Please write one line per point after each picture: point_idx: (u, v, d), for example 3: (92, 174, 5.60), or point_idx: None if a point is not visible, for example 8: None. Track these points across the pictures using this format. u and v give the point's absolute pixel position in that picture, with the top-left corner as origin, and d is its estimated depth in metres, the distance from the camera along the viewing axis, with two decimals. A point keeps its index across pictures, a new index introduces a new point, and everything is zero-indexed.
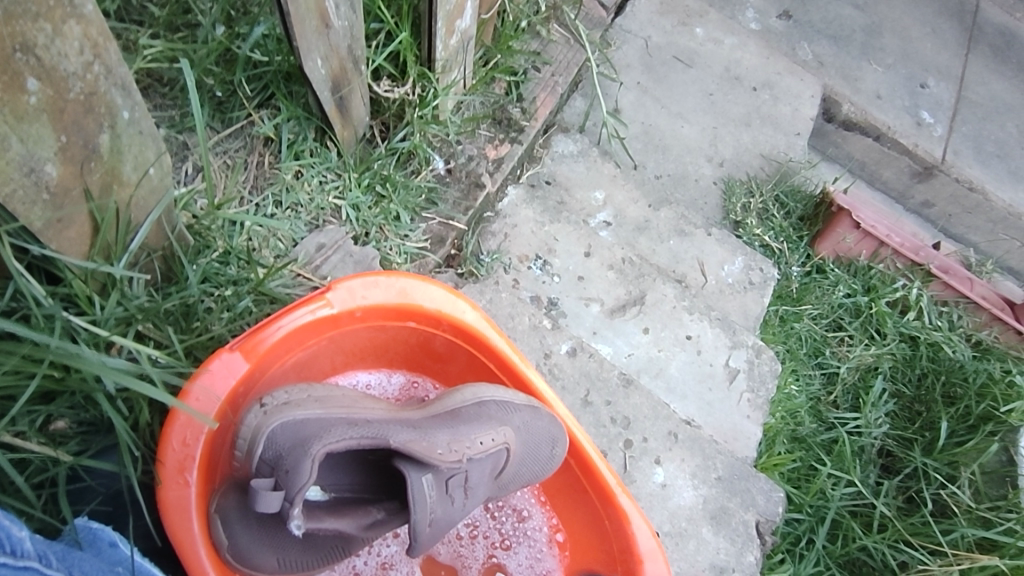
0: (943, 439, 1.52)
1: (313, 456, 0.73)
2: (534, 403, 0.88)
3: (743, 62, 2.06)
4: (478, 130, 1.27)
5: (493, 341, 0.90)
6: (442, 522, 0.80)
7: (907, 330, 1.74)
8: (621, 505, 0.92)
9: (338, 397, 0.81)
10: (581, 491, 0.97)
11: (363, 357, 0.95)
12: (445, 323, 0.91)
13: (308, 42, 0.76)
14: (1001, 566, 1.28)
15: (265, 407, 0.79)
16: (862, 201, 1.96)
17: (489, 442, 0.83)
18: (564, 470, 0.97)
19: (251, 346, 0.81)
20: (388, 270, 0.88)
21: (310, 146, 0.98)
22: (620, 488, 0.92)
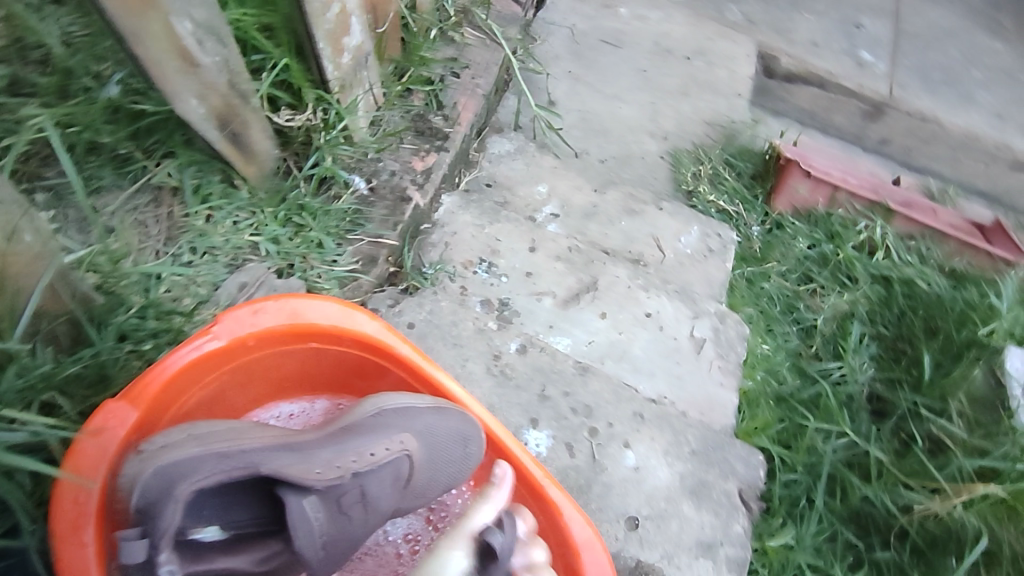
0: (929, 373, 1.49)
1: (179, 502, 0.65)
2: (438, 404, 0.83)
3: (672, 36, 2.08)
4: (401, 144, 1.24)
5: (400, 352, 0.84)
6: (338, 543, 0.75)
7: (878, 270, 1.70)
8: (552, 497, 0.86)
9: (227, 430, 0.72)
10: (518, 492, 0.91)
11: (267, 387, 0.89)
12: (347, 338, 0.85)
13: (173, 83, 0.76)
14: (1000, 493, 1.23)
15: (142, 453, 0.67)
16: (811, 151, 1.95)
17: (383, 452, 0.78)
18: (497, 472, 0.91)
19: (137, 389, 0.73)
20: (275, 294, 0.82)
21: (218, 188, 0.96)
22: (548, 479, 0.87)
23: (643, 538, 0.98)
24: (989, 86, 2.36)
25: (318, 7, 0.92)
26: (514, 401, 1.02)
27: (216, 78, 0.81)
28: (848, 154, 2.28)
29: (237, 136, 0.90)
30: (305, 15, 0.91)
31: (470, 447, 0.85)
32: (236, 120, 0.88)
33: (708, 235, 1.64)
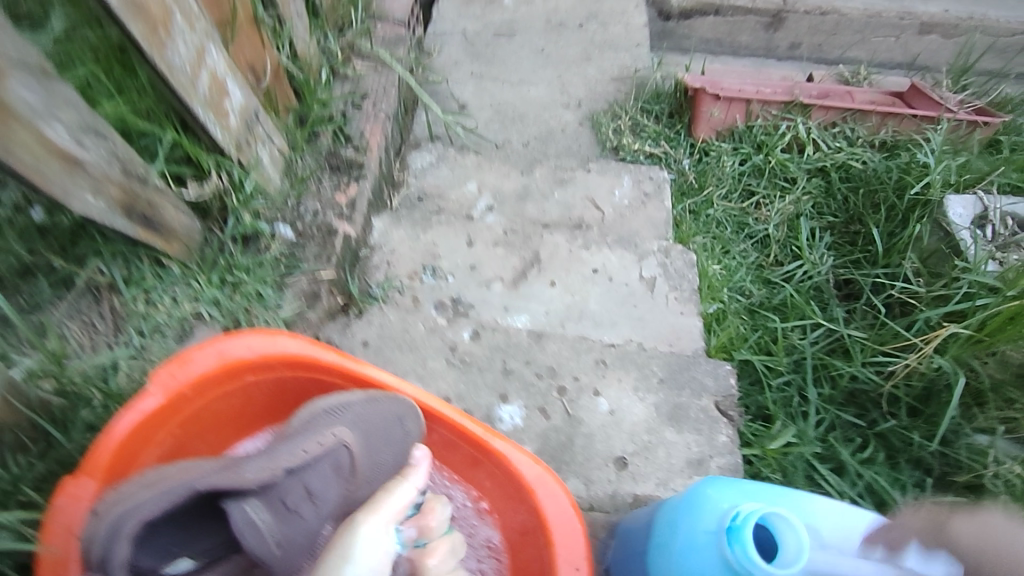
0: (881, 246, 1.55)
1: (127, 539, 0.71)
2: (368, 395, 0.90)
3: (560, 8, 2.11)
4: (319, 184, 1.30)
5: (327, 359, 0.90)
6: (292, 536, 0.85)
7: (813, 164, 1.76)
8: (497, 449, 0.90)
9: (172, 469, 0.78)
10: (481, 456, 0.96)
11: (219, 422, 0.96)
12: (274, 363, 0.91)
13: (63, 185, 0.80)
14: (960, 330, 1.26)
15: (99, 512, 0.73)
16: (721, 74, 2.01)
17: (316, 447, 0.86)
18: (451, 443, 0.98)
19: (89, 463, 0.78)
20: (197, 343, 0.86)
21: (148, 272, 1.02)
22: (488, 432, 0.92)
23: (634, 473, 1.02)
24: None
25: (184, 81, 0.95)
26: (479, 383, 1.08)
27: (106, 171, 0.86)
28: (763, 67, 2.33)
29: (148, 217, 0.96)
30: (173, 90, 0.93)
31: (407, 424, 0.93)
32: (142, 202, 0.94)
33: (640, 181, 1.68)
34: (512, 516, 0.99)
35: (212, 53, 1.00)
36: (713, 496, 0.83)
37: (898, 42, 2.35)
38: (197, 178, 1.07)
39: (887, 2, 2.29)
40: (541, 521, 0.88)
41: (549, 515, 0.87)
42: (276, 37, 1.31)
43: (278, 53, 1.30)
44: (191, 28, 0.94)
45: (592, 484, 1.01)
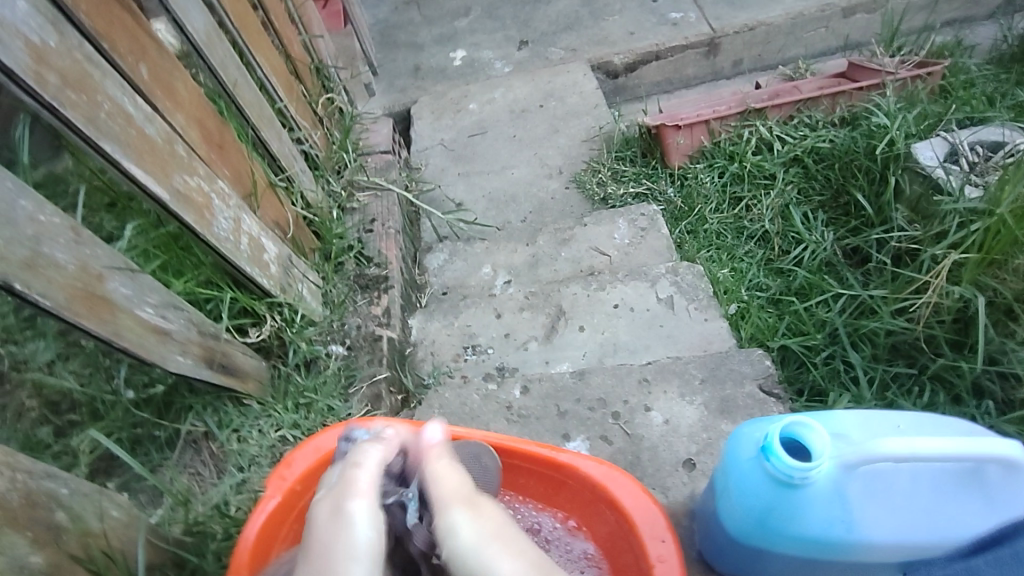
0: (871, 207, 1.66)
1: None
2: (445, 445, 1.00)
3: (519, 97, 2.36)
4: (355, 303, 1.47)
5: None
6: None
7: (786, 155, 1.88)
8: (564, 459, 1.01)
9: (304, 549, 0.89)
10: (559, 479, 1.04)
11: None
12: None
13: (159, 352, 0.96)
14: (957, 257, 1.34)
15: None
16: (677, 108, 2.20)
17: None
18: (529, 473, 1.05)
19: (236, 564, 0.89)
20: (297, 444, 0.99)
21: (234, 414, 1.16)
22: (553, 450, 1.02)
23: (705, 470, 1.09)
24: None
25: (230, 246, 1.13)
26: (541, 430, 1.18)
27: (187, 334, 1.03)
28: (714, 90, 2.52)
29: (225, 365, 1.12)
30: (224, 256, 1.12)
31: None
32: (218, 353, 1.10)
33: (634, 219, 1.82)
34: (599, 520, 1.01)
35: (247, 219, 1.20)
36: (747, 431, 0.89)
37: (828, 30, 2.55)
38: (256, 324, 1.23)
39: (804, 2, 2.51)
40: (624, 515, 0.96)
41: (627, 503, 0.96)
42: (291, 196, 1.53)
43: (296, 207, 1.51)
44: (227, 204, 1.14)
45: (669, 491, 1.08)
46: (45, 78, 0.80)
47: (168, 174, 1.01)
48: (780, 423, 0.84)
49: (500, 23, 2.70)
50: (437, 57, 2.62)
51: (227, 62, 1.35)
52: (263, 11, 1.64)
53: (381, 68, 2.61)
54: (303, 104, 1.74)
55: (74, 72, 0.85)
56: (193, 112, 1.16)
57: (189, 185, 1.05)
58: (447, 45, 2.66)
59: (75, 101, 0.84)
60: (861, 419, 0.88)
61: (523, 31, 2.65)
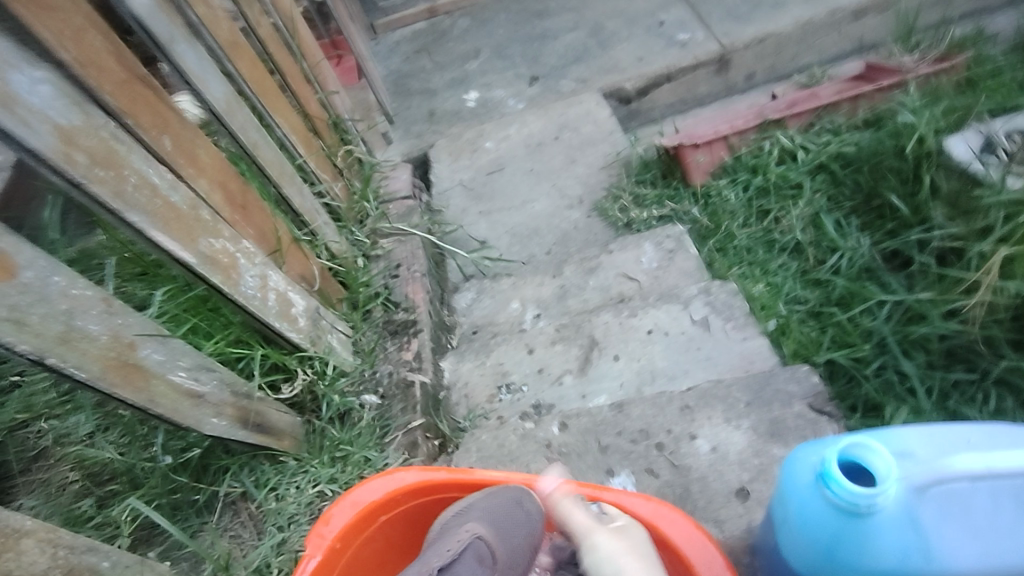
0: (908, 208, 1.60)
1: None
2: (485, 490, 1.00)
3: (534, 130, 2.37)
4: (385, 350, 1.46)
5: (441, 477, 1.01)
6: None
7: (811, 163, 1.83)
8: (608, 498, 0.96)
9: None
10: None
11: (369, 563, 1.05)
12: (400, 496, 1.00)
13: (193, 415, 0.97)
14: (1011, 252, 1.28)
15: None
16: (693, 126, 2.18)
17: (456, 544, 0.96)
18: None
19: None
20: (334, 499, 0.97)
21: (270, 472, 1.16)
22: (597, 489, 0.97)
23: (760, 499, 1.03)
24: None
25: (258, 303, 1.14)
26: (583, 467, 1.14)
27: (220, 396, 1.03)
28: (729, 105, 2.50)
29: (259, 423, 1.12)
30: (253, 314, 1.13)
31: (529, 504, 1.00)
32: (252, 412, 1.10)
33: (660, 241, 1.78)
34: None
35: (273, 275, 1.21)
36: (804, 455, 0.84)
37: (841, 34, 2.51)
38: (289, 380, 1.24)
39: (813, 9, 2.49)
40: (676, 553, 0.92)
41: (677, 540, 0.92)
42: (315, 249, 1.56)
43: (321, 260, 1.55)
44: (253, 262, 1.16)
45: (724, 524, 1.03)
46: (73, 157, 0.83)
47: (194, 238, 1.03)
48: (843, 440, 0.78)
49: (509, 61, 2.74)
50: (451, 100, 2.67)
51: (247, 125, 1.39)
52: (279, 73, 1.69)
53: (397, 116, 2.66)
54: (324, 158, 1.78)
55: (100, 148, 0.88)
56: (215, 175, 1.19)
57: (215, 248, 1.07)
58: (459, 88, 2.71)
59: (101, 177, 0.87)
60: (928, 435, 0.83)
61: (533, 68, 2.68)
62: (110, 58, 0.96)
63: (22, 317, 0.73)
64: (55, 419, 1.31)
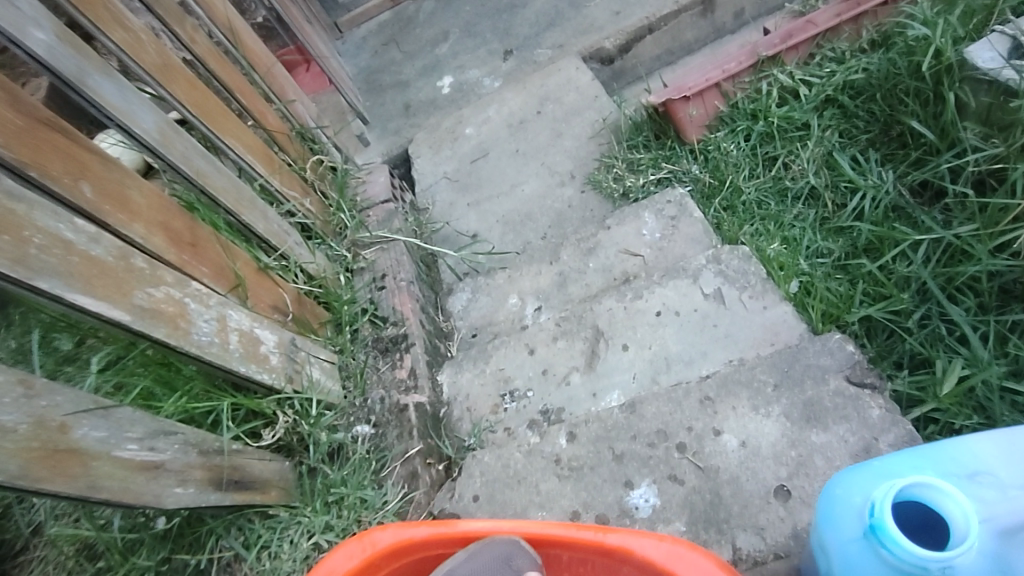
0: (932, 133, 1.43)
1: None
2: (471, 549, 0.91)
3: (514, 108, 2.22)
4: (375, 373, 1.35)
5: (421, 535, 0.92)
6: None
7: (815, 100, 1.66)
8: (614, 541, 0.85)
9: None
10: (613, 562, 0.90)
11: None
12: (379, 560, 0.91)
13: (153, 490, 0.87)
14: None
15: None
16: (683, 77, 2.00)
17: None
18: (585, 560, 0.92)
19: None
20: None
21: (261, 530, 1.06)
22: (599, 530, 0.86)
23: (804, 497, 0.92)
24: None
25: (217, 350, 1.04)
26: (599, 482, 1.02)
27: (184, 460, 0.94)
28: (720, 48, 2.31)
29: (238, 480, 1.02)
30: (214, 363, 1.03)
31: (518, 560, 0.90)
32: (227, 469, 1.00)
33: (661, 209, 1.63)
34: None
35: (233, 314, 1.10)
36: (843, 494, 0.81)
37: None
38: (269, 425, 1.14)
39: None
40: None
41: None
42: (289, 273, 1.45)
43: (295, 285, 1.44)
44: (206, 305, 1.05)
45: (765, 530, 0.91)
46: None
47: (128, 293, 0.92)
48: (891, 485, 0.74)
49: (480, 38, 2.58)
50: (425, 90, 2.53)
51: (190, 153, 1.27)
52: (225, 89, 1.57)
53: (371, 114, 2.53)
54: (289, 173, 1.67)
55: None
56: (153, 216, 1.07)
57: (156, 298, 0.96)
58: (432, 75, 2.56)
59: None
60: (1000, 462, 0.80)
61: (505, 41, 2.52)
62: (5, 106, 0.84)
63: None
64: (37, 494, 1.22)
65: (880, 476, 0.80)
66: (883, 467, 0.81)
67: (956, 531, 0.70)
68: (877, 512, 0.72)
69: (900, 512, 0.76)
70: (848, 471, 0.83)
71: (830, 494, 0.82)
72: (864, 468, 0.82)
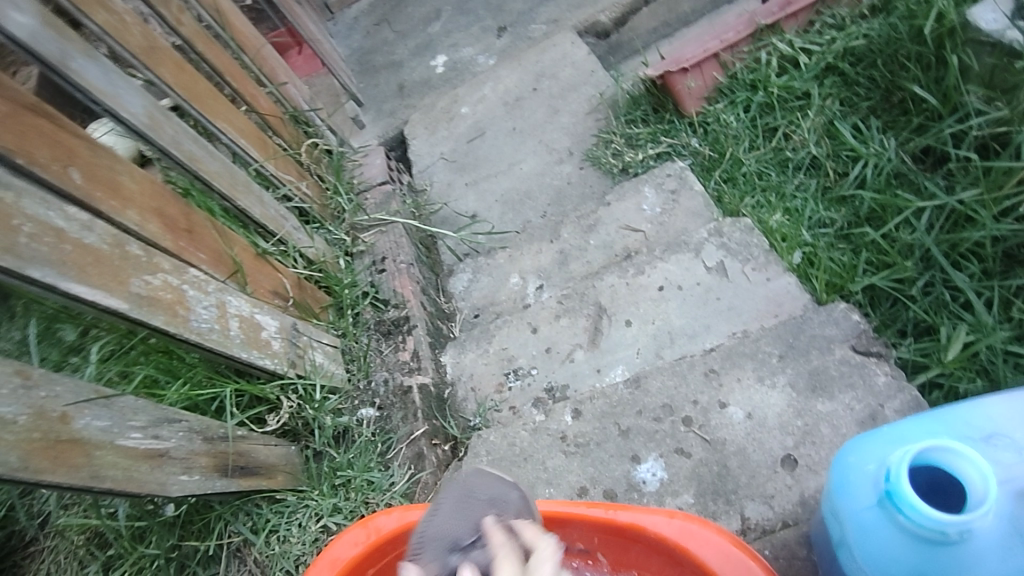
0: (935, 99, 1.41)
1: None
2: None
3: (509, 86, 2.18)
4: (378, 356, 1.35)
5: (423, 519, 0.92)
6: None
7: (816, 68, 1.63)
8: (627, 520, 0.86)
9: None
10: (625, 540, 0.91)
11: None
12: (383, 546, 0.93)
13: (158, 478, 0.87)
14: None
15: None
16: (679, 48, 1.97)
17: None
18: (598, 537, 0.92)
19: None
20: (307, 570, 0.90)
21: (269, 514, 1.07)
22: (612, 509, 0.87)
23: (810, 466, 0.92)
24: None
25: (218, 337, 1.03)
26: (605, 457, 1.02)
27: (189, 447, 0.93)
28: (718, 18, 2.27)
29: (243, 466, 1.01)
30: (215, 350, 1.02)
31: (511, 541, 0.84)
32: (232, 456, 1.00)
33: (661, 183, 1.61)
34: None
35: (233, 300, 1.09)
36: (857, 463, 0.80)
37: None
38: (274, 410, 1.14)
39: None
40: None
41: (713, 564, 0.81)
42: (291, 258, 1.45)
43: (296, 269, 1.43)
44: (205, 292, 1.04)
45: (772, 500, 0.92)
46: None
47: (125, 280, 0.91)
48: (904, 451, 0.72)
49: (473, 15, 2.54)
50: (419, 70, 2.50)
51: (182, 138, 1.25)
52: (217, 72, 1.55)
53: (366, 97, 2.50)
54: (285, 158, 1.65)
55: None
56: (146, 203, 1.06)
57: (153, 286, 0.95)
58: (426, 54, 2.53)
59: None
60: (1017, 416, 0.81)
61: (499, 18, 2.48)
62: None
63: None
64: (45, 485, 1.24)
65: (895, 440, 0.80)
66: (895, 434, 0.81)
67: (971, 491, 0.69)
68: (889, 478, 0.71)
69: (914, 477, 0.75)
70: (860, 440, 0.82)
71: (844, 463, 0.81)
72: (876, 437, 0.81)
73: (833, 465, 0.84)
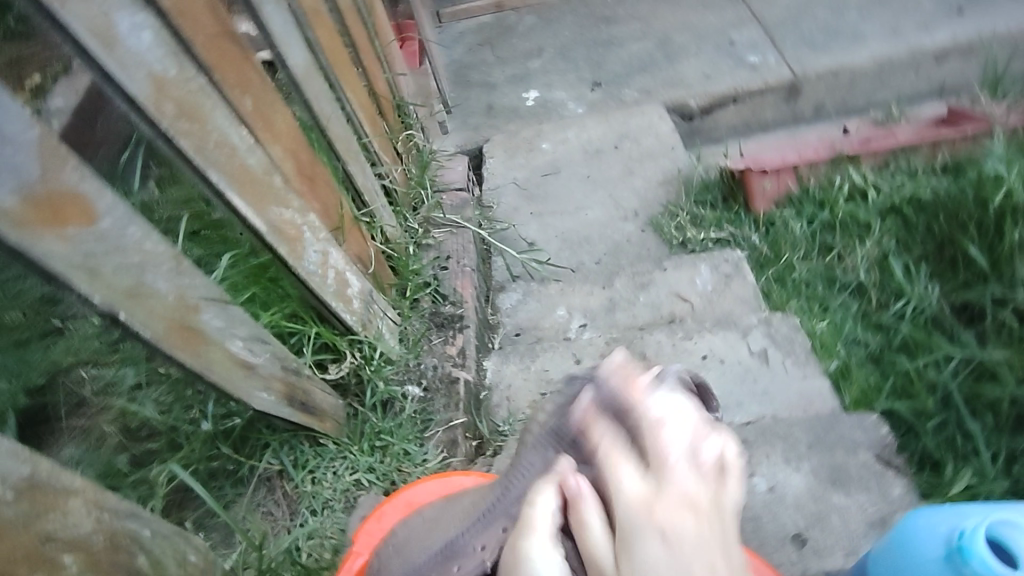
0: (985, 262, 1.53)
1: None
2: None
3: (593, 137, 2.31)
4: (431, 341, 1.43)
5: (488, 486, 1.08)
6: None
7: (882, 205, 1.77)
8: None
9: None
10: None
11: None
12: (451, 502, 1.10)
13: (244, 387, 0.94)
14: None
15: None
16: (759, 152, 2.13)
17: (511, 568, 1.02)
18: None
19: None
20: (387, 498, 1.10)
21: (310, 453, 1.14)
22: None
23: (817, 548, 1.01)
24: (870, 15, 2.56)
25: (317, 280, 1.12)
26: None
27: (271, 369, 1.00)
28: (796, 133, 2.42)
29: (304, 403, 1.09)
30: (312, 291, 1.10)
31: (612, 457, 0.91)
32: (300, 390, 1.07)
33: (717, 264, 1.72)
34: None
35: (334, 253, 1.18)
36: (926, 524, 0.88)
37: (919, 75, 2.44)
38: (336, 361, 1.22)
39: (891, 46, 2.42)
40: None
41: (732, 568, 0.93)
42: (372, 231, 1.53)
43: (376, 244, 1.51)
44: (317, 237, 1.13)
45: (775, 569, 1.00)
46: (163, 107, 0.82)
47: (265, 205, 1.00)
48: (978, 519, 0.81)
49: (573, 64, 2.69)
50: (509, 97, 2.63)
51: (321, 97, 1.36)
52: (353, 47, 1.66)
53: (453, 106, 2.63)
54: (386, 140, 1.76)
55: (188, 101, 0.86)
56: (289, 145, 1.16)
57: (282, 218, 1.04)
58: (519, 85, 2.67)
59: (186, 130, 0.85)
60: None
61: (595, 73, 2.63)
62: (205, 10, 0.95)
63: (96, 265, 0.71)
64: (95, 367, 1.36)
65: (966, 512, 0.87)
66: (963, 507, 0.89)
67: None
68: (964, 537, 0.80)
69: None
70: (930, 508, 0.90)
71: (914, 522, 0.89)
72: (946, 507, 0.89)
73: (900, 525, 0.91)
